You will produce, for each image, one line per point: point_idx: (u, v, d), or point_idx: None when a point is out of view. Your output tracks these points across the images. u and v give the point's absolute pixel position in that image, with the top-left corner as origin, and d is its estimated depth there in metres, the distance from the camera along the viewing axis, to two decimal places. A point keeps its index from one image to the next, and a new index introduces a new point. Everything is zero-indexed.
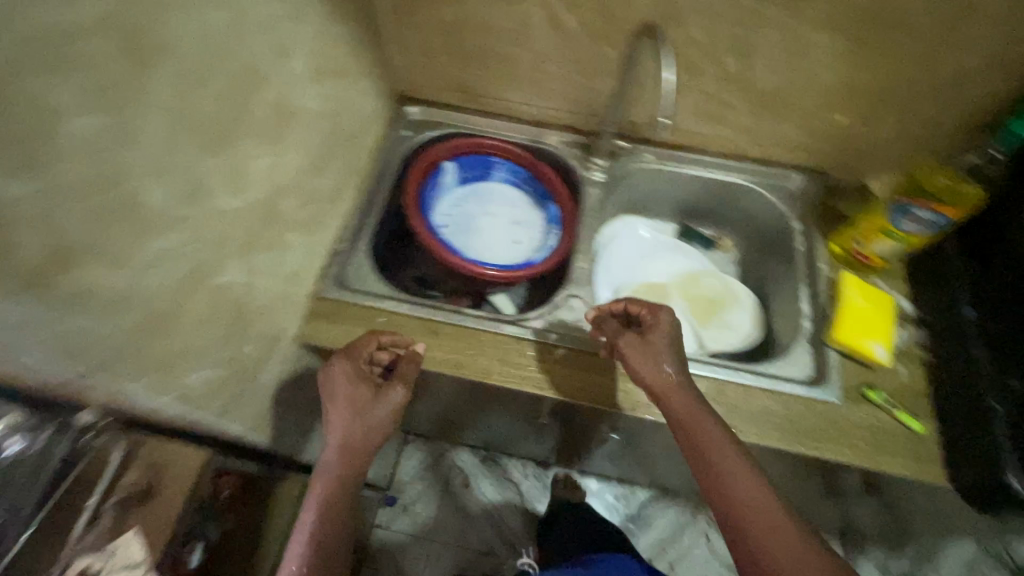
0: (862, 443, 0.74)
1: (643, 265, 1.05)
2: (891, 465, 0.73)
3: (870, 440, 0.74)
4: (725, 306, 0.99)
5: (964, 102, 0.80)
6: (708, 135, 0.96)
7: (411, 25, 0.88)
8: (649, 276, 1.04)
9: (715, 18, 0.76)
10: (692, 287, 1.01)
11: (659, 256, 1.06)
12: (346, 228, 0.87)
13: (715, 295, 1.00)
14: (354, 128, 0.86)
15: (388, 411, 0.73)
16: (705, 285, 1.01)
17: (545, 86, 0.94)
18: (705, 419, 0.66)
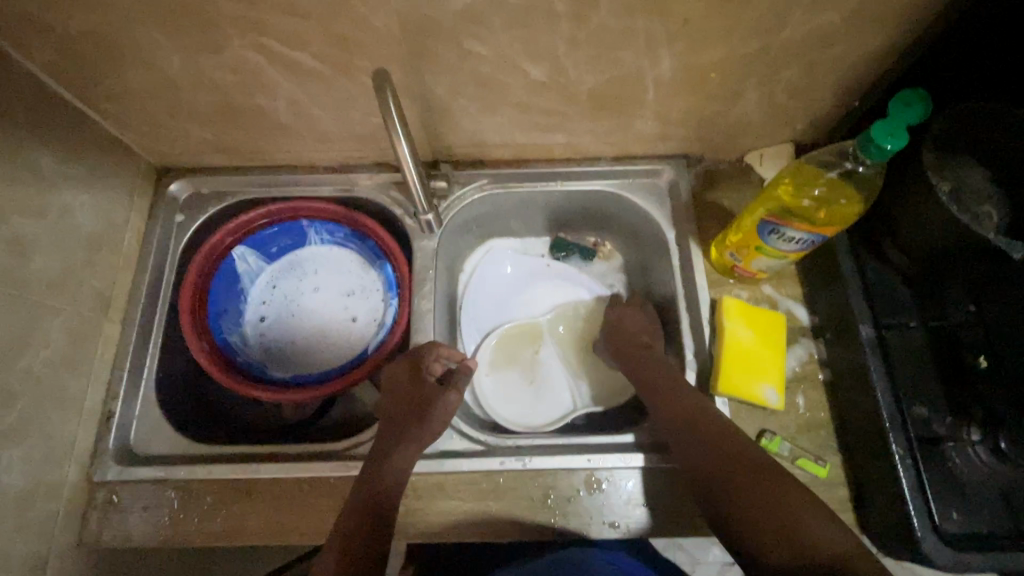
0: None
1: (514, 302, 0.87)
2: None
3: None
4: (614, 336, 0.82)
5: (835, 63, 0.62)
6: (544, 145, 0.77)
7: (111, 97, 0.65)
8: (515, 317, 0.86)
9: (484, 28, 0.55)
10: (562, 325, 0.85)
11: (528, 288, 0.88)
12: (115, 378, 0.69)
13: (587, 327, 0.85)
14: (79, 255, 0.66)
15: (446, 413, 0.68)
16: (575, 319, 0.85)
17: (323, 133, 0.73)
18: (682, 391, 0.66)
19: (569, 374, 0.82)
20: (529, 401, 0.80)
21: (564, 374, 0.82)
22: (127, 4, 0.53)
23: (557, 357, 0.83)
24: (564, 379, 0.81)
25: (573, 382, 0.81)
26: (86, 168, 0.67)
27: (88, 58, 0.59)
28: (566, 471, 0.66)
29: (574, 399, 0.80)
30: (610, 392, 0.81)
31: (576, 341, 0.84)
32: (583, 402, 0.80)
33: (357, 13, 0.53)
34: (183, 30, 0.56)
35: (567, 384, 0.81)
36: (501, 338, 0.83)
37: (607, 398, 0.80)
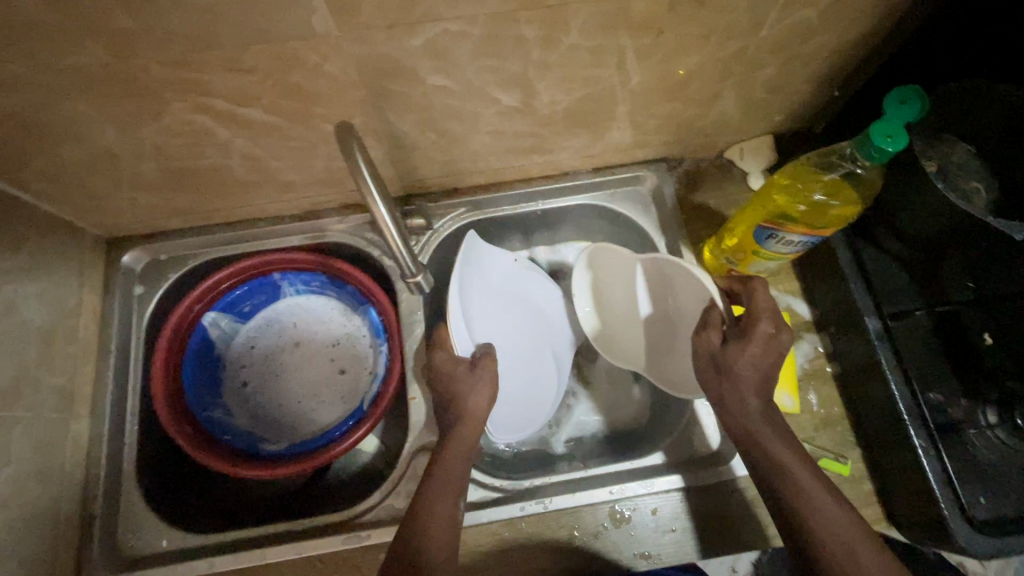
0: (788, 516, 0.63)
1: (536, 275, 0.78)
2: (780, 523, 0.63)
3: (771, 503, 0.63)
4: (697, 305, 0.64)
5: (814, 55, 0.60)
6: (521, 166, 0.74)
7: (41, 176, 0.59)
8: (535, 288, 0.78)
9: (450, 63, 0.51)
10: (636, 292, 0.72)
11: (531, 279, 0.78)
12: (92, 478, 0.64)
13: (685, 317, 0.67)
14: (30, 355, 0.60)
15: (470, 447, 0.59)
16: (672, 299, 0.69)
17: (286, 182, 0.68)
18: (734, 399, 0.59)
19: (639, 329, 0.73)
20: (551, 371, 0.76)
21: (625, 330, 0.75)
22: (44, 82, 0.47)
23: (613, 316, 0.76)
24: (619, 338, 0.75)
25: (642, 338, 0.73)
26: (23, 257, 0.60)
27: (8, 140, 0.53)
28: (589, 507, 0.64)
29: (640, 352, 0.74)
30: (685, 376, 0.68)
31: (668, 314, 0.70)
32: (649, 360, 0.73)
33: (308, 62, 0.48)
34: (115, 101, 0.50)
35: (632, 338, 0.74)
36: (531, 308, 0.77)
37: (678, 380, 0.69)
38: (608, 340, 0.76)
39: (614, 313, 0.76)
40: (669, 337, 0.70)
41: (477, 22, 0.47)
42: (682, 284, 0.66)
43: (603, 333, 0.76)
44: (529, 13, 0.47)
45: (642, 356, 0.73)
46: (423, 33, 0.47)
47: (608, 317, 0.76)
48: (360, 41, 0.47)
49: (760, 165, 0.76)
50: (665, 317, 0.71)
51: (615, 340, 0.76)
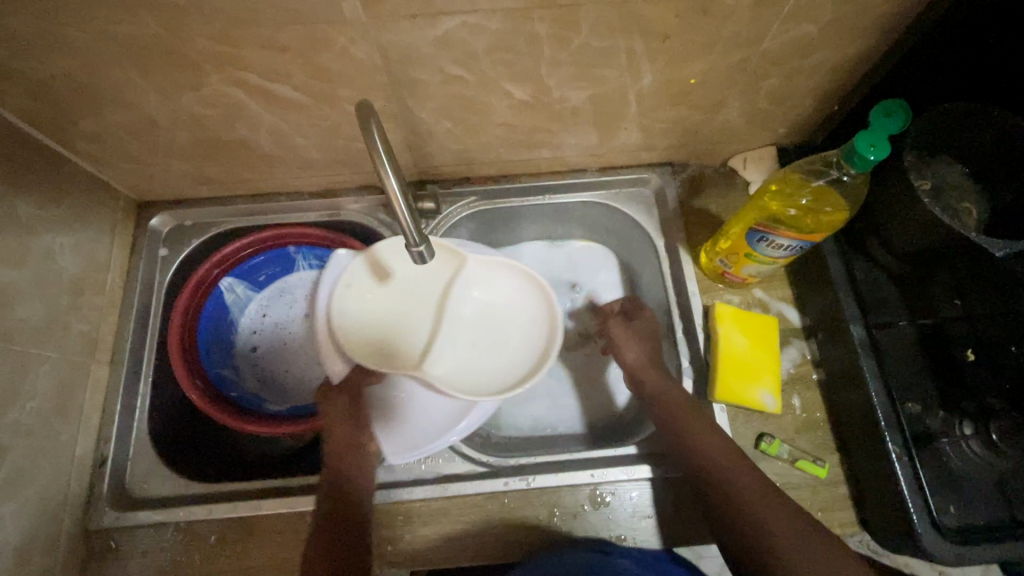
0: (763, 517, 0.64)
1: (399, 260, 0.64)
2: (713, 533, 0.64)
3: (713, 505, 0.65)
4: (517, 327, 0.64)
5: (815, 69, 0.63)
6: (531, 160, 0.77)
7: (86, 136, 0.64)
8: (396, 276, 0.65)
9: (467, 54, 0.55)
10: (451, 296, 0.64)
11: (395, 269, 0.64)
12: (107, 420, 0.68)
13: (524, 335, 0.64)
14: (61, 299, 0.64)
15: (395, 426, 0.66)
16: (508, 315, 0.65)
17: (308, 159, 0.72)
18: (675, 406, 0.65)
19: (419, 320, 0.65)
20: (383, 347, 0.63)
21: (386, 315, 0.65)
22: (98, 47, 0.51)
23: (381, 297, 0.64)
24: (380, 331, 0.64)
25: (417, 331, 0.65)
26: (63, 210, 0.65)
27: (60, 99, 0.57)
28: (569, 487, 0.66)
29: (400, 347, 0.64)
30: (493, 383, 0.62)
31: (482, 325, 0.65)
32: (416, 355, 0.64)
33: (336, 44, 0.52)
34: (159, 69, 0.54)
35: (392, 331, 0.65)
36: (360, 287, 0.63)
37: (462, 384, 0.62)
38: (359, 330, 0.63)
39: (382, 300, 0.65)
40: (474, 345, 0.65)
41: (494, 17, 0.51)
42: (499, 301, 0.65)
43: (363, 319, 0.64)
44: (542, 11, 0.51)
45: (399, 352, 0.64)
46: (443, 24, 0.51)
47: (372, 305, 0.64)
48: (385, 27, 0.51)
49: (762, 175, 0.79)
50: (476, 328, 0.65)
51: (380, 331, 0.64)
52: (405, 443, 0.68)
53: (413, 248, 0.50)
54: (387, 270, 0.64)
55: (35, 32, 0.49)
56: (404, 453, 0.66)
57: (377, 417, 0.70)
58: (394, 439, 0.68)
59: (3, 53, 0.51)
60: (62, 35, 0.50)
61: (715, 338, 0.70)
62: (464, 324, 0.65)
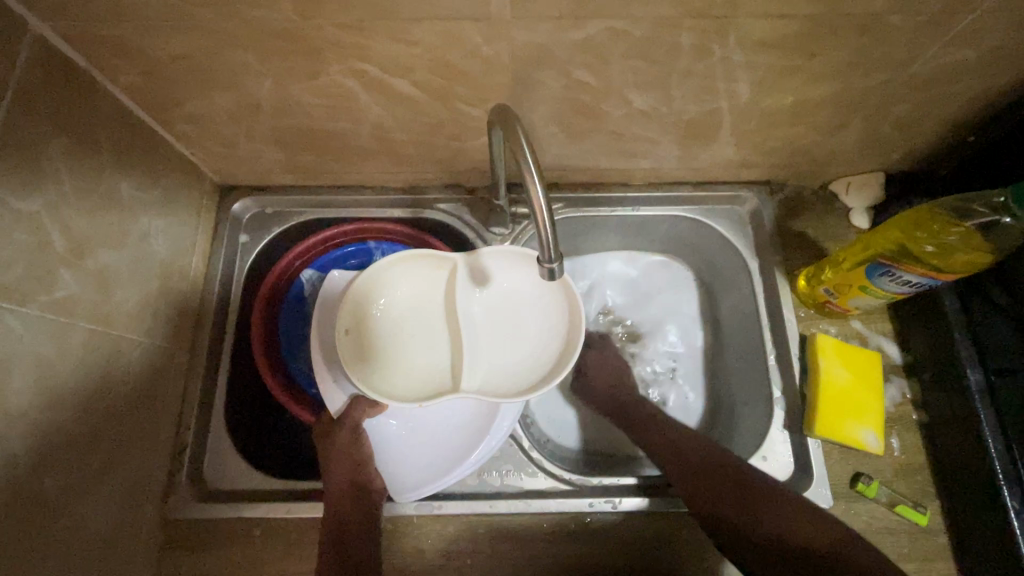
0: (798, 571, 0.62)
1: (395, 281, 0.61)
2: None
3: None
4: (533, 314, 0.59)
5: (955, 97, 0.59)
6: (626, 170, 0.74)
7: (189, 118, 0.62)
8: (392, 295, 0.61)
9: (601, 59, 0.52)
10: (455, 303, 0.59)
11: (397, 290, 0.61)
12: (186, 408, 0.67)
13: (540, 322, 0.58)
14: (153, 283, 0.63)
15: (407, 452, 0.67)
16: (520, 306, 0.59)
17: (402, 155, 0.70)
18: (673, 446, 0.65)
19: (437, 343, 0.61)
20: (400, 374, 0.59)
21: (405, 348, 0.61)
22: (228, 30, 0.49)
23: (391, 322, 0.61)
24: (406, 364, 0.60)
25: (441, 352, 0.60)
26: (159, 192, 0.64)
27: (173, 80, 0.56)
28: (654, 514, 0.64)
29: (428, 374, 0.59)
30: (532, 375, 0.56)
31: (495, 320, 0.60)
32: (448, 377, 0.58)
33: (471, 42, 0.50)
34: (282, 56, 0.52)
35: (413, 362, 0.60)
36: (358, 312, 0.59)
37: (504, 387, 0.56)
38: (378, 365, 0.59)
39: (397, 333, 0.61)
40: (491, 345, 0.59)
41: (641, 23, 0.48)
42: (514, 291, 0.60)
43: (383, 356, 0.60)
44: (694, 20, 0.48)
45: (429, 377, 0.59)
46: (584, 28, 0.49)
47: (385, 340, 0.60)
48: (526, 28, 0.48)
49: (866, 202, 0.75)
50: (486, 327, 0.60)
51: (398, 354, 0.60)
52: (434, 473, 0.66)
53: (542, 265, 0.46)
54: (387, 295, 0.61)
55: (167, 12, 0.47)
56: (420, 487, 0.65)
57: (383, 458, 0.68)
58: (405, 474, 0.67)
59: (132, 31, 0.49)
60: (195, 15, 0.48)
61: (813, 371, 0.68)
62: (476, 327, 0.59)
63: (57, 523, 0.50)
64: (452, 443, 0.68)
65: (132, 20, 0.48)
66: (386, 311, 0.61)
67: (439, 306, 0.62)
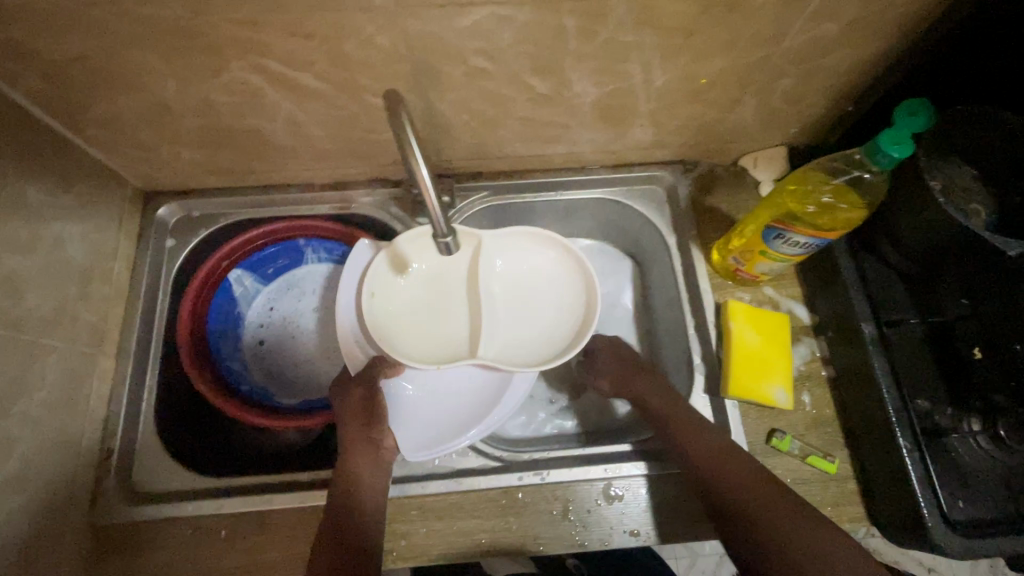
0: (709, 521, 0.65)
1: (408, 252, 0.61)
2: None
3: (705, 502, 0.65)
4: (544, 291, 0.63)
5: (831, 69, 0.64)
6: (544, 155, 0.77)
7: (99, 122, 0.63)
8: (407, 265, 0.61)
9: (493, 45, 0.55)
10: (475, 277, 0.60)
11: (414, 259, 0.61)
12: (114, 413, 0.67)
13: (554, 301, 0.63)
14: (71, 288, 0.63)
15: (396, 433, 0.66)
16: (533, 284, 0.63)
17: (323, 150, 0.71)
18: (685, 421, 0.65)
19: (449, 311, 0.62)
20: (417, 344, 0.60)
21: (417, 314, 0.61)
22: (121, 30, 0.50)
23: (407, 291, 0.61)
24: (420, 330, 0.61)
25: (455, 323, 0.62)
26: (72, 197, 0.64)
27: (76, 83, 0.56)
28: (582, 483, 0.66)
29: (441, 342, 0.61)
30: (549, 346, 0.60)
31: (512, 296, 0.63)
32: (464, 344, 0.60)
33: (364, 32, 0.52)
34: (181, 55, 0.54)
35: (426, 328, 0.61)
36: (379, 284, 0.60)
37: (521, 357, 0.60)
38: (396, 333, 0.60)
39: (412, 301, 0.61)
40: (507, 321, 0.62)
41: (524, 8, 0.51)
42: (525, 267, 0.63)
43: (396, 321, 0.60)
44: (573, 4, 0.51)
45: (446, 346, 0.60)
46: (470, 15, 0.51)
47: (400, 307, 0.61)
48: (414, 17, 0.51)
49: (772, 175, 0.79)
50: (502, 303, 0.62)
51: (413, 322, 0.61)
52: (438, 438, 0.68)
53: (440, 239, 0.51)
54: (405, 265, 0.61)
55: (56, 14, 0.48)
56: (431, 448, 0.67)
57: (398, 419, 0.70)
58: (415, 434, 0.69)
59: (24, 34, 0.50)
60: (86, 16, 0.49)
61: (726, 335, 0.72)
62: (495, 300, 0.62)
63: None
64: (461, 411, 0.70)
65: (23, 24, 0.49)
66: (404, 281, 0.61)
67: (452, 276, 0.62)
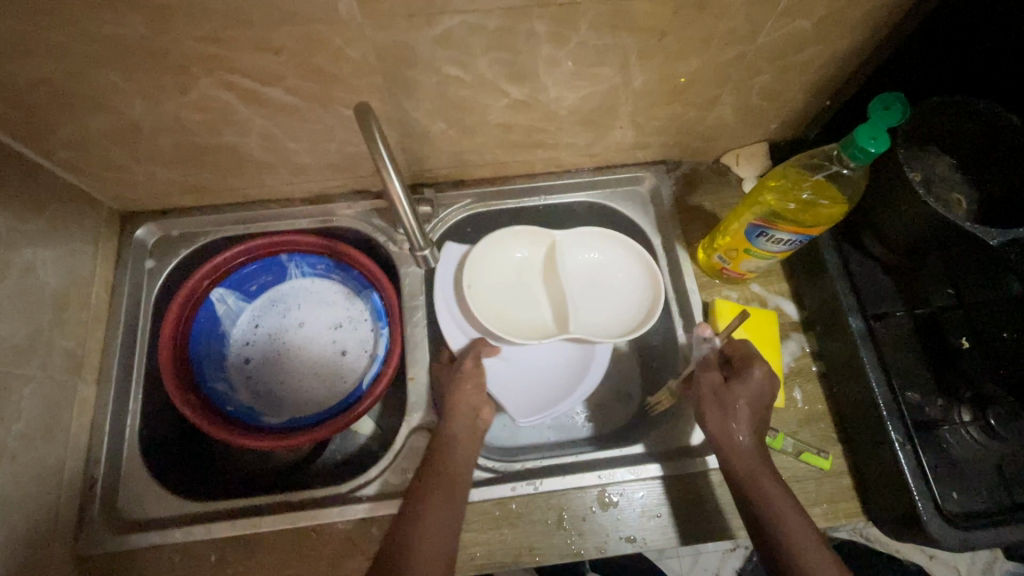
0: (704, 523, 0.64)
1: (515, 247, 0.76)
2: (721, 523, 0.64)
3: (698, 504, 0.65)
4: (619, 282, 0.75)
5: (807, 64, 0.63)
6: (525, 161, 0.77)
7: (69, 146, 0.62)
8: (516, 255, 0.77)
9: (466, 54, 0.55)
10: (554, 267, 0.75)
11: (524, 249, 0.77)
12: (96, 441, 0.65)
13: (625, 289, 0.75)
14: (45, 316, 0.62)
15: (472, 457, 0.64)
16: (610, 274, 0.76)
17: (301, 165, 0.70)
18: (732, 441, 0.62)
19: (536, 300, 0.77)
20: (512, 320, 0.75)
21: (512, 304, 0.76)
22: (83, 52, 0.49)
23: (516, 274, 0.77)
24: (518, 308, 0.76)
25: (545, 307, 0.77)
26: (44, 222, 0.62)
27: (41, 107, 0.55)
28: (576, 491, 0.65)
29: (533, 324, 0.75)
30: (618, 326, 0.73)
31: (591, 285, 0.76)
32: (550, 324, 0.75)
33: (332, 45, 0.51)
34: (147, 75, 0.53)
35: (521, 315, 0.76)
36: (485, 271, 0.75)
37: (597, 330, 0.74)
38: (501, 309, 0.75)
39: (507, 293, 0.76)
40: (585, 301, 0.75)
41: (492, 15, 0.50)
42: (608, 261, 0.76)
43: (496, 309, 0.75)
44: (542, 10, 0.51)
45: (536, 324, 0.75)
46: (438, 24, 0.51)
47: (500, 296, 0.76)
48: (382, 28, 0.50)
49: (755, 172, 0.79)
50: (578, 286, 0.76)
51: (512, 302, 0.76)
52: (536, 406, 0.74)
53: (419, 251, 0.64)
54: (518, 250, 0.77)
55: (16, 38, 0.47)
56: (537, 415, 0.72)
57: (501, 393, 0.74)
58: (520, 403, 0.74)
59: None
60: (45, 39, 0.48)
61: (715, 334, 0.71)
62: (579, 287, 0.76)
63: None
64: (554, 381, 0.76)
65: None
66: (513, 267, 0.77)
67: (535, 270, 0.77)
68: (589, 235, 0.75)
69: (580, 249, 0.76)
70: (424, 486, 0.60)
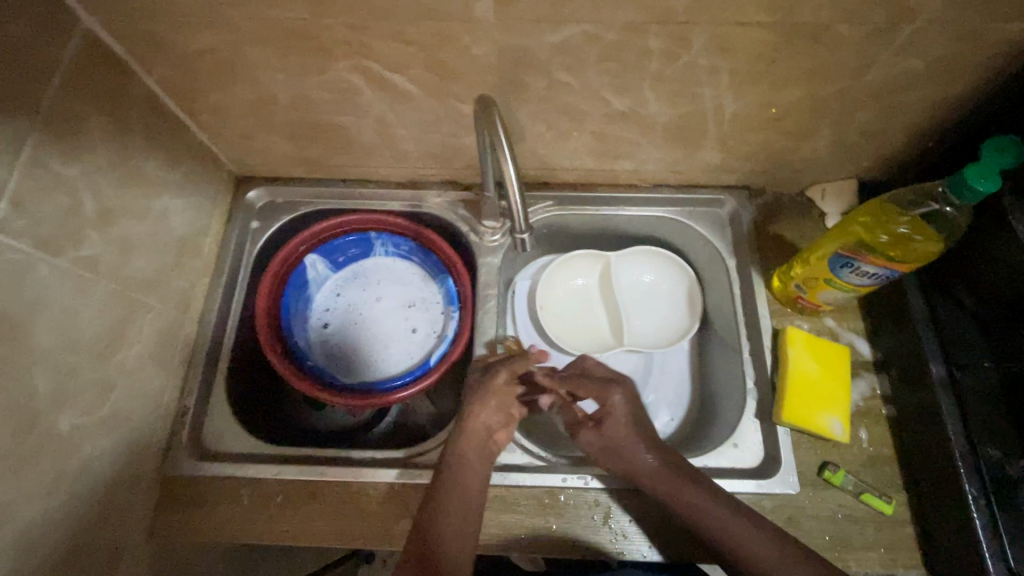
0: None
1: (574, 268, 0.84)
2: None
3: None
4: (664, 297, 0.84)
5: (912, 104, 0.64)
6: (610, 171, 0.79)
7: (212, 110, 0.69)
8: (575, 276, 0.85)
9: (580, 62, 0.58)
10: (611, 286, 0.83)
11: (581, 269, 0.85)
12: (191, 375, 0.72)
13: (668, 304, 0.84)
14: (170, 257, 0.69)
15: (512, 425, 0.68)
16: (655, 289, 0.84)
17: (404, 151, 0.76)
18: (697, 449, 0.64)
19: (595, 318, 0.84)
20: (575, 337, 0.83)
21: (576, 315, 0.84)
22: (248, 29, 0.56)
23: (578, 295, 0.85)
24: (579, 325, 0.84)
25: (602, 322, 0.84)
26: (180, 174, 0.70)
27: (199, 73, 0.63)
28: (625, 493, 0.66)
29: (595, 338, 0.83)
30: (665, 335, 0.82)
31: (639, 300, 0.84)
32: (610, 337, 0.83)
33: (461, 42, 0.56)
34: (295, 54, 0.59)
35: (582, 325, 0.84)
36: (548, 289, 0.83)
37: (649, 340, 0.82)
38: (565, 327, 0.83)
39: (570, 304, 0.85)
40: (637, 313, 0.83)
41: (612, 27, 0.54)
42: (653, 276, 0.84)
43: (561, 319, 0.83)
44: (660, 26, 0.54)
45: (597, 339, 0.83)
46: (560, 31, 0.55)
47: (566, 313, 0.84)
48: (510, 31, 0.55)
49: (840, 208, 0.78)
50: (631, 300, 0.84)
51: (575, 319, 0.84)
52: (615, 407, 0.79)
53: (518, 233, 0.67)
54: (577, 277, 0.85)
55: (197, 10, 0.55)
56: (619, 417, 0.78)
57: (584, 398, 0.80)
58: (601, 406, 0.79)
59: (167, 27, 0.57)
60: (221, 14, 0.55)
61: (782, 362, 0.71)
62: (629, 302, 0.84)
63: (65, 461, 0.54)
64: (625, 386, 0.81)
65: (167, 17, 0.56)
66: (575, 289, 0.85)
67: (595, 290, 0.85)
68: (641, 254, 0.84)
69: (630, 266, 0.84)
70: (437, 493, 0.60)
